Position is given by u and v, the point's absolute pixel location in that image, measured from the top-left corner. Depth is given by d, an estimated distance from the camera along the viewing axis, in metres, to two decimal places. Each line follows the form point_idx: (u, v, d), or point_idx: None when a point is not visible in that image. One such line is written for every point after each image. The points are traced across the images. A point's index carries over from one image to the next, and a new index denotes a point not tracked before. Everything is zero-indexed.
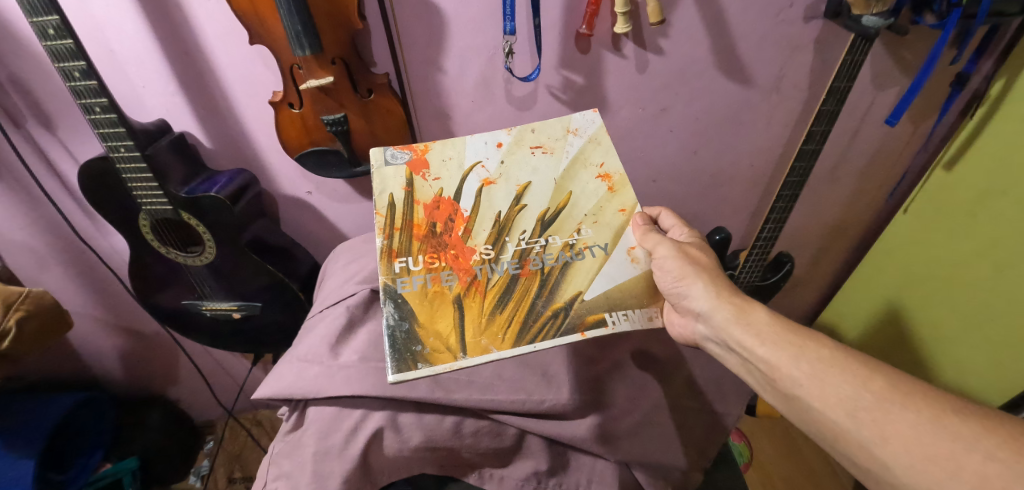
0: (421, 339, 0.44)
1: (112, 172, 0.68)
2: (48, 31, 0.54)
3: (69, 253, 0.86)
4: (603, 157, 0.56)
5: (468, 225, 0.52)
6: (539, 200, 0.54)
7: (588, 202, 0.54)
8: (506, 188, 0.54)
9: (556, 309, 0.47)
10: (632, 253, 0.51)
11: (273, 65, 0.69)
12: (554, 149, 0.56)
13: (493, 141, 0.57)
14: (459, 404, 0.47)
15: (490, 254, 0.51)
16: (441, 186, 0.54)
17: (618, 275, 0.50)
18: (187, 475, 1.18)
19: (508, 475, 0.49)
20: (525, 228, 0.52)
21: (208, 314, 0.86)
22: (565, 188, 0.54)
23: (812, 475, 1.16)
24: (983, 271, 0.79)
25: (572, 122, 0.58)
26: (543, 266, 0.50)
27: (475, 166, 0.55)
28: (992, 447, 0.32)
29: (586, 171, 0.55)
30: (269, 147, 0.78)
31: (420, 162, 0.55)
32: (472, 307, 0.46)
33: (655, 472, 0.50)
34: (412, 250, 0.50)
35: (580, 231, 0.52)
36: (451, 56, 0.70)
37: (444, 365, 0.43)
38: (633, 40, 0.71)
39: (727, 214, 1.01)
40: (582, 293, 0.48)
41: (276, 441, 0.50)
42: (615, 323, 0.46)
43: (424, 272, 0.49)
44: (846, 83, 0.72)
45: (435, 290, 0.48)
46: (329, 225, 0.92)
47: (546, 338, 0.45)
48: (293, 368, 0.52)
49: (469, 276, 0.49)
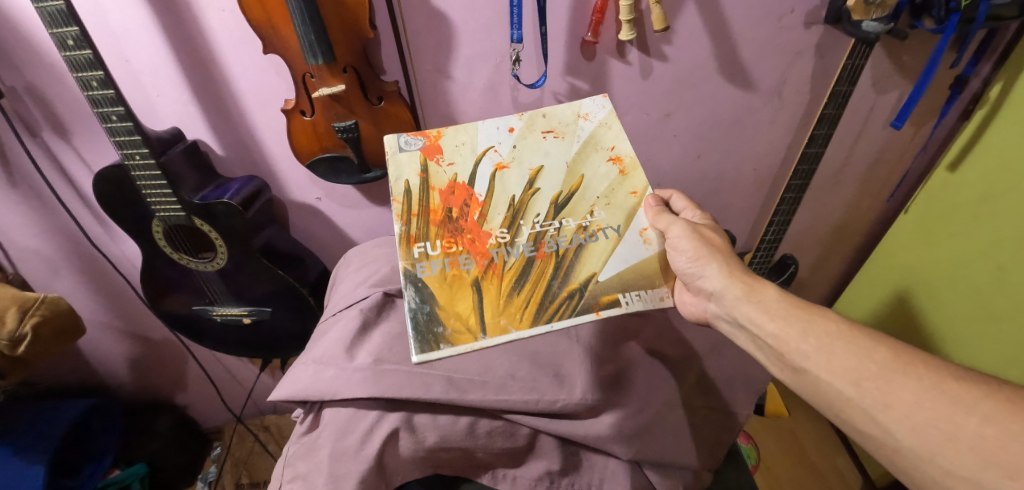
0: (441, 320, 0.48)
1: (126, 180, 0.70)
2: (68, 42, 0.56)
3: (80, 259, 0.87)
4: (613, 141, 0.58)
5: (483, 210, 0.54)
6: (552, 184, 0.56)
7: (600, 184, 0.56)
8: (518, 172, 0.56)
9: (572, 290, 0.50)
10: (644, 234, 0.54)
11: (285, 73, 0.70)
12: (565, 133, 0.58)
13: (504, 126, 0.58)
14: (473, 404, 0.47)
15: (505, 238, 0.53)
16: (455, 172, 0.56)
17: (631, 257, 0.53)
18: (194, 481, 1.20)
19: (520, 475, 0.49)
20: (539, 211, 0.55)
21: (219, 319, 0.87)
22: (577, 171, 0.57)
23: (818, 475, 1.17)
24: (988, 270, 0.80)
25: (582, 107, 0.59)
26: (558, 248, 0.53)
27: (487, 151, 0.57)
28: (990, 409, 0.33)
29: (598, 154, 0.57)
30: (280, 153, 0.79)
31: (433, 148, 0.57)
32: (490, 290, 0.50)
33: (666, 471, 0.50)
34: (429, 235, 0.52)
35: (593, 214, 0.55)
36: (459, 64, 0.72)
37: (464, 345, 0.47)
38: (637, 46, 0.73)
39: (731, 217, 1.01)
40: (596, 274, 0.51)
41: (292, 442, 0.51)
42: (626, 301, 0.50)
43: (443, 256, 0.52)
44: (848, 87, 0.74)
45: (454, 273, 0.51)
46: (338, 230, 0.92)
47: (559, 318, 0.49)
48: (309, 369, 0.53)
49: (486, 259, 0.52)
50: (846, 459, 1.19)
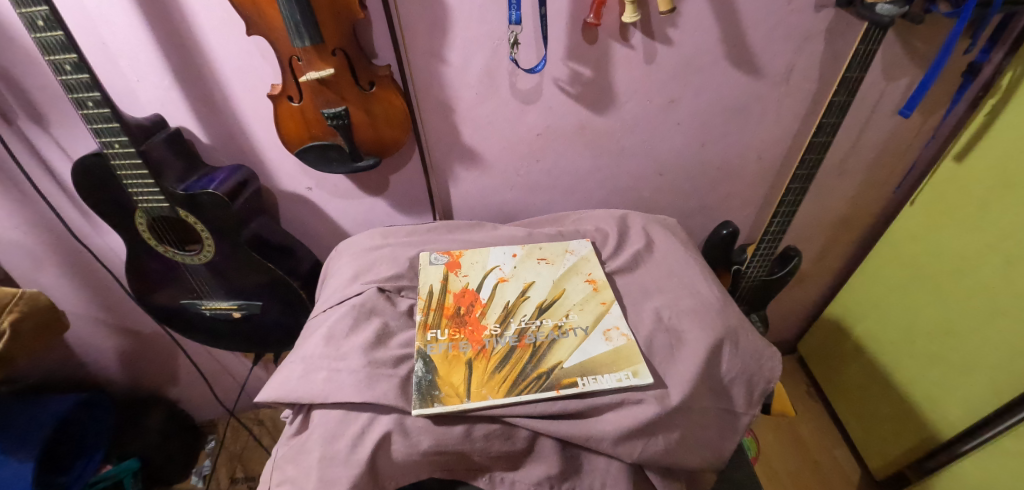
0: (438, 385, 0.48)
1: (107, 170, 0.67)
2: (37, 23, 0.52)
3: (63, 252, 0.84)
4: (591, 268, 0.62)
5: (485, 308, 0.57)
6: (540, 292, 0.59)
7: (577, 296, 0.59)
8: (515, 285, 0.61)
9: (541, 372, 0.49)
10: (609, 333, 0.53)
11: (271, 57, 0.66)
12: (555, 260, 0.64)
13: (509, 252, 0.65)
14: (489, 411, 0.46)
15: (498, 330, 0.55)
16: (468, 281, 0.61)
17: (593, 349, 0.52)
18: (188, 475, 1.17)
19: (519, 479, 0.47)
20: (526, 312, 0.57)
21: (208, 313, 0.84)
22: (560, 286, 0.60)
23: (817, 469, 1.16)
24: (995, 264, 0.78)
25: (570, 244, 0.66)
26: (537, 340, 0.53)
27: (494, 268, 0.63)
28: None
29: (577, 277, 0.61)
30: (268, 141, 0.76)
31: (454, 263, 0.64)
32: (478, 366, 0.50)
33: (671, 474, 0.48)
34: (440, 324, 0.55)
35: (568, 315, 0.56)
36: (454, 47, 0.68)
37: (453, 405, 0.46)
38: (641, 29, 0.69)
39: (736, 209, 0.98)
40: (563, 362, 0.50)
41: (280, 444, 0.49)
42: (587, 383, 0.48)
43: (448, 340, 0.53)
44: (859, 73, 0.71)
45: (454, 354, 0.52)
46: (329, 221, 0.89)
47: (531, 390, 0.48)
48: (299, 368, 0.51)
49: (480, 344, 0.53)
50: (844, 450, 1.19)
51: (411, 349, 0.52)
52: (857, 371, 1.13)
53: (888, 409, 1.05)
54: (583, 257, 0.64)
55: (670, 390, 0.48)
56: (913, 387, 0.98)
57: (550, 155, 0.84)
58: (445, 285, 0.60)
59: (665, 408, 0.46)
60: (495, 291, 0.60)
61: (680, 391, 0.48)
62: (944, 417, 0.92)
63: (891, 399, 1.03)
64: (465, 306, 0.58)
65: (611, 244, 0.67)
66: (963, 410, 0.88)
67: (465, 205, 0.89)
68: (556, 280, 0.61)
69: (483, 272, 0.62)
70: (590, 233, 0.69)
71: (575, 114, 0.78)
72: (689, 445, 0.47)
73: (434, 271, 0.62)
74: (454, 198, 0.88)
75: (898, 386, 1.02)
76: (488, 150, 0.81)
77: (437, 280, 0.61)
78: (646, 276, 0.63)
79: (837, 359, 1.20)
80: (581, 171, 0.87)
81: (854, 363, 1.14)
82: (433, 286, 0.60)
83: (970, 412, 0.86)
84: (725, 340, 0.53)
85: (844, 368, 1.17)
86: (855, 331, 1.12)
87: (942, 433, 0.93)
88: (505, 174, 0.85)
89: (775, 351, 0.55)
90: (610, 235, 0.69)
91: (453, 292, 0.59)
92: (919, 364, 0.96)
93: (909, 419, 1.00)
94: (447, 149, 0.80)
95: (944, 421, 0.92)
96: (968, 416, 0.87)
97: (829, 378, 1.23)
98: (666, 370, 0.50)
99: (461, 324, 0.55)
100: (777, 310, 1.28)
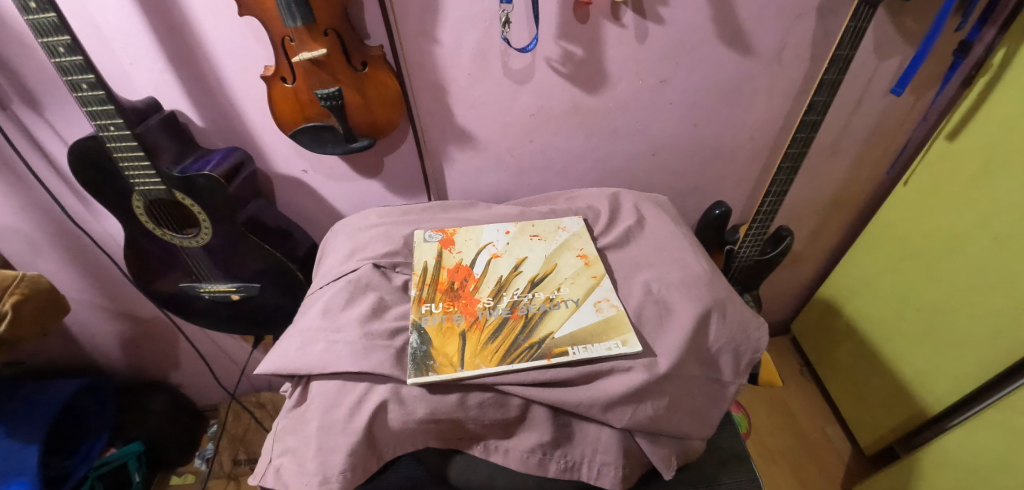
0: (433, 354, 0.49)
1: (102, 153, 0.67)
2: (29, 5, 0.52)
3: (63, 238, 0.85)
4: (583, 244, 0.63)
5: (477, 283, 0.59)
6: (532, 267, 0.60)
7: (568, 270, 0.60)
8: (508, 260, 0.62)
9: (533, 342, 0.51)
10: (599, 304, 0.55)
11: (264, 38, 0.66)
12: (547, 236, 0.65)
13: (503, 229, 0.66)
14: (482, 380, 0.47)
15: (490, 303, 0.56)
16: (462, 257, 0.62)
17: (584, 319, 0.53)
18: (193, 458, 1.20)
19: (513, 447, 0.48)
20: (519, 285, 0.58)
21: (207, 296, 0.85)
22: (552, 261, 0.61)
23: (808, 444, 1.19)
24: (984, 241, 0.80)
25: (562, 221, 0.67)
26: (529, 311, 0.55)
27: (488, 245, 0.64)
28: None
29: (569, 253, 0.62)
30: (262, 123, 0.76)
31: (448, 241, 0.64)
32: (471, 338, 0.51)
33: (660, 440, 0.49)
34: (435, 298, 0.56)
35: (559, 289, 0.57)
36: (447, 27, 0.68)
37: (447, 374, 0.47)
38: (633, 9, 0.70)
39: (728, 189, 0.99)
40: (554, 332, 0.52)
41: (281, 416, 0.51)
42: (578, 351, 0.49)
43: (442, 313, 0.54)
44: (850, 51, 0.71)
45: (447, 326, 0.53)
46: (325, 204, 0.90)
47: (523, 359, 0.49)
48: (296, 342, 0.52)
49: (472, 316, 0.54)
50: (836, 428, 1.22)
51: (406, 322, 0.54)
52: (848, 349, 1.15)
53: (880, 386, 1.07)
54: (576, 233, 0.65)
55: (658, 358, 0.50)
56: (902, 363, 1.00)
57: (544, 135, 0.84)
58: (439, 261, 0.61)
59: (653, 375, 0.48)
60: (488, 267, 0.61)
61: (668, 359, 0.49)
62: (933, 392, 0.94)
63: (882, 375, 1.05)
64: (459, 281, 0.59)
65: (603, 221, 0.68)
66: (952, 384, 0.90)
67: (459, 186, 0.90)
68: (548, 255, 0.62)
69: (477, 249, 0.63)
70: (582, 211, 0.70)
71: (568, 94, 0.79)
72: (678, 411, 0.49)
73: (429, 248, 0.63)
74: (449, 180, 0.88)
75: (887, 363, 1.04)
76: (481, 131, 0.82)
77: (431, 256, 0.62)
78: (637, 251, 0.64)
79: (829, 338, 1.21)
80: (575, 151, 0.87)
81: (846, 342, 1.15)
82: (428, 262, 0.61)
83: (959, 387, 0.88)
84: (712, 310, 0.54)
85: (836, 347, 1.19)
86: (847, 311, 1.14)
87: (930, 407, 0.95)
88: (498, 154, 0.86)
89: (763, 322, 0.56)
90: (602, 213, 0.70)
91: (447, 268, 0.61)
92: (908, 340, 0.98)
93: (899, 395, 1.02)
94: (440, 130, 0.81)
95: (932, 396, 0.94)
96: (956, 391, 0.89)
97: (821, 357, 1.25)
98: (654, 339, 0.52)
99: (454, 298, 0.56)
100: (772, 290, 1.29)
